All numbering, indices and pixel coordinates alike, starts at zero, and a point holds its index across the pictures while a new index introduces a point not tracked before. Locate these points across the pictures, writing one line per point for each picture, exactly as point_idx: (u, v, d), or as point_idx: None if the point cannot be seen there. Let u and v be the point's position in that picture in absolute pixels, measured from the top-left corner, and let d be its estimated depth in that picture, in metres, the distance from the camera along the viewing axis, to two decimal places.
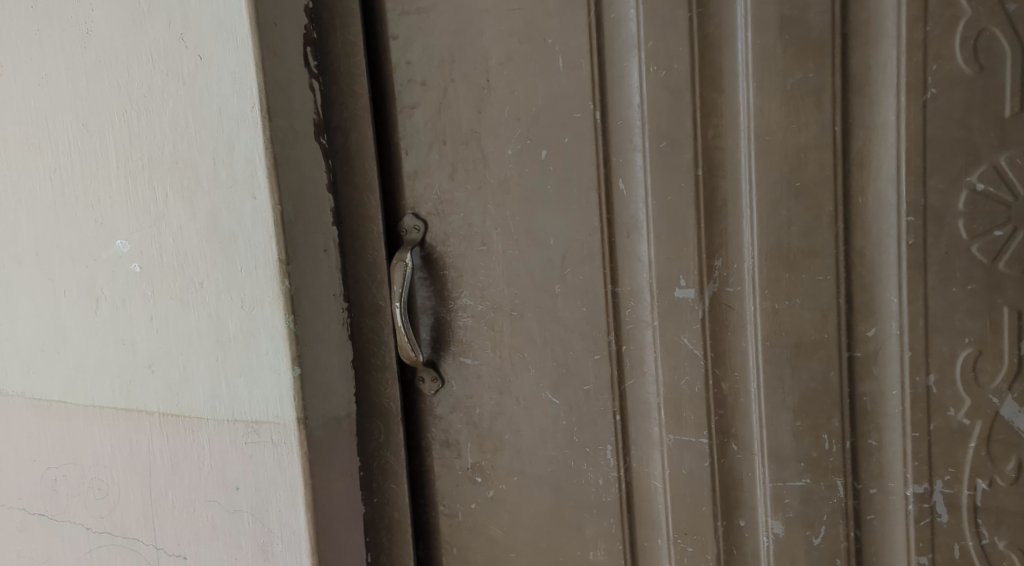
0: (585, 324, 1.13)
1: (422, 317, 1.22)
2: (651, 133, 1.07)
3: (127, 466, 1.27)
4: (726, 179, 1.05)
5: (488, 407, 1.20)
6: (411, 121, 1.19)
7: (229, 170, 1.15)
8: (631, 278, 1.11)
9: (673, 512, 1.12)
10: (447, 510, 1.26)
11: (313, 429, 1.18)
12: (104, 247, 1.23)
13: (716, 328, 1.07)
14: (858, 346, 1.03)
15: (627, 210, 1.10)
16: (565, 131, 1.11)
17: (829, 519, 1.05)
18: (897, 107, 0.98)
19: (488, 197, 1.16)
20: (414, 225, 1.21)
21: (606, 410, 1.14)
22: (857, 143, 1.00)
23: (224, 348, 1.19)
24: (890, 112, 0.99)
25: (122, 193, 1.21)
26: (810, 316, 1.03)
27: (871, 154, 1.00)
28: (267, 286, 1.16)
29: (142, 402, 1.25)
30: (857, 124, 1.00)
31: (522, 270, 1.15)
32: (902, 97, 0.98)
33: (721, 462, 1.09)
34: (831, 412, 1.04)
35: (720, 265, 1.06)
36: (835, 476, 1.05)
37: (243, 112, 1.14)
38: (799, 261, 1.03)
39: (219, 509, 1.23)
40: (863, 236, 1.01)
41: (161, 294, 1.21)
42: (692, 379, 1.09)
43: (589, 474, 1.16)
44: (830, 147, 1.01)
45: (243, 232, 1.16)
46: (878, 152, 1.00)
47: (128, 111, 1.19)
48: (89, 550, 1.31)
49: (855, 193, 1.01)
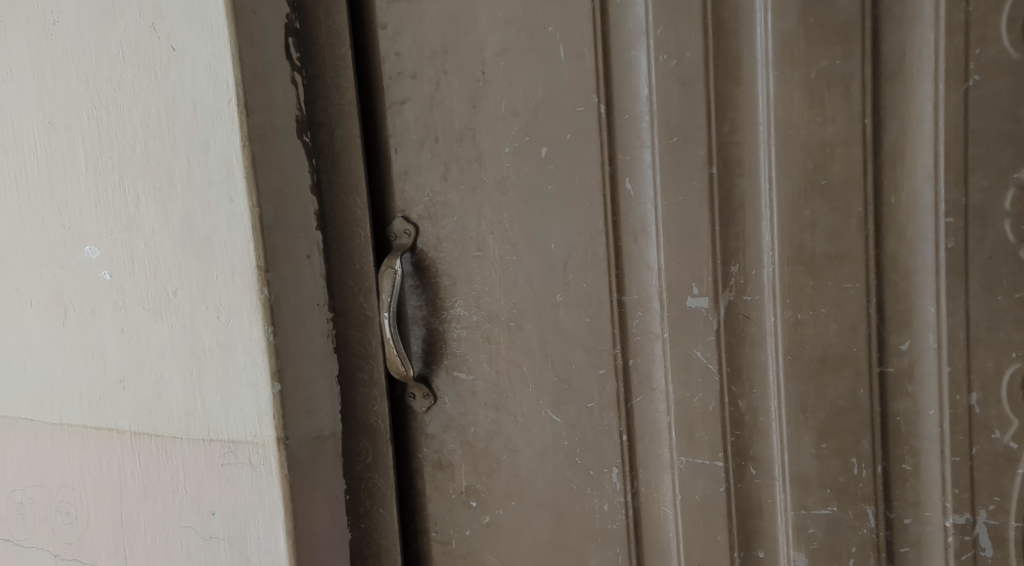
0: (589, 337, 1.04)
1: (412, 328, 1.13)
2: (661, 128, 0.98)
3: (97, 488, 1.19)
4: (743, 178, 0.96)
5: (484, 426, 1.11)
6: (401, 117, 1.10)
7: (204, 170, 1.07)
8: (638, 287, 1.02)
9: (686, 542, 1.03)
10: (439, 537, 1.17)
11: (294, 449, 1.09)
12: (73, 254, 1.15)
13: (733, 341, 0.98)
14: (890, 360, 0.94)
15: (635, 212, 1.01)
16: (567, 126, 1.02)
17: (858, 552, 0.96)
18: (934, 97, 0.90)
19: (484, 199, 1.07)
20: (404, 229, 1.12)
21: (611, 429, 1.05)
22: (888, 138, 0.92)
23: (199, 362, 1.11)
24: (927, 102, 0.90)
25: (91, 197, 1.13)
26: (837, 327, 0.95)
27: (905, 147, 0.92)
28: (245, 295, 1.07)
29: (112, 419, 1.17)
30: (888, 116, 0.92)
31: (520, 278, 1.07)
32: (940, 86, 0.90)
33: (739, 487, 1.00)
34: (860, 434, 0.95)
35: (736, 272, 0.98)
36: (865, 503, 0.96)
37: (218, 107, 1.05)
38: (823, 268, 0.94)
39: (194, 535, 1.15)
40: (895, 239, 0.93)
41: (133, 304, 1.14)
42: (706, 396, 1.00)
43: (593, 499, 1.07)
44: (859, 142, 0.92)
45: (219, 237, 1.08)
46: (912, 148, 0.91)
47: (98, 107, 1.11)
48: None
49: (886, 191, 0.93)
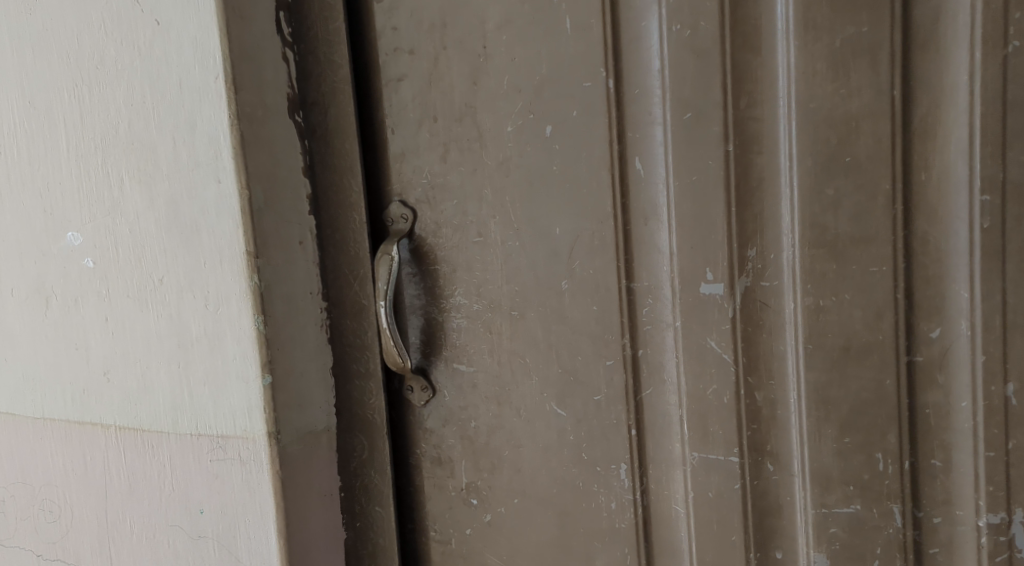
0: (597, 326, 0.99)
1: (410, 318, 1.08)
2: (674, 103, 0.93)
3: (81, 485, 1.14)
4: (762, 155, 0.91)
5: (485, 420, 1.06)
6: (398, 95, 1.05)
7: (190, 151, 1.02)
8: (649, 272, 0.97)
9: (698, 543, 0.98)
10: (439, 536, 1.11)
11: (286, 444, 1.04)
12: (54, 240, 1.10)
13: (749, 329, 0.93)
14: (919, 349, 0.89)
15: (646, 194, 0.96)
16: (573, 103, 0.97)
17: (883, 553, 0.91)
18: (970, 65, 0.85)
19: (485, 181, 1.02)
20: (401, 213, 1.06)
21: (619, 423, 1.00)
22: (917, 112, 0.87)
23: (186, 353, 1.06)
24: (961, 72, 0.85)
25: (73, 180, 1.08)
26: (861, 314, 0.89)
27: (936, 122, 0.86)
28: (234, 282, 1.02)
29: (96, 414, 1.12)
30: (918, 88, 0.86)
31: (523, 265, 1.01)
32: (976, 54, 0.84)
33: (755, 484, 0.95)
34: (885, 428, 0.90)
35: (753, 256, 0.92)
36: (891, 502, 0.91)
37: (205, 84, 1.00)
38: (846, 251, 0.89)
39: (182, 534, 1.10)
40: (925, 219, 0.87)
41: (117, 293, 1.08)
42: (721, 388, 0.95)
43: (601, 497, 1.02)
44: (886, 116, 0.87)
45: (207, 221, 1.02)
46: (945, 122, 0.86)
47: (79, 85, 1.06)
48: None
49: (914, 169, 0.87)
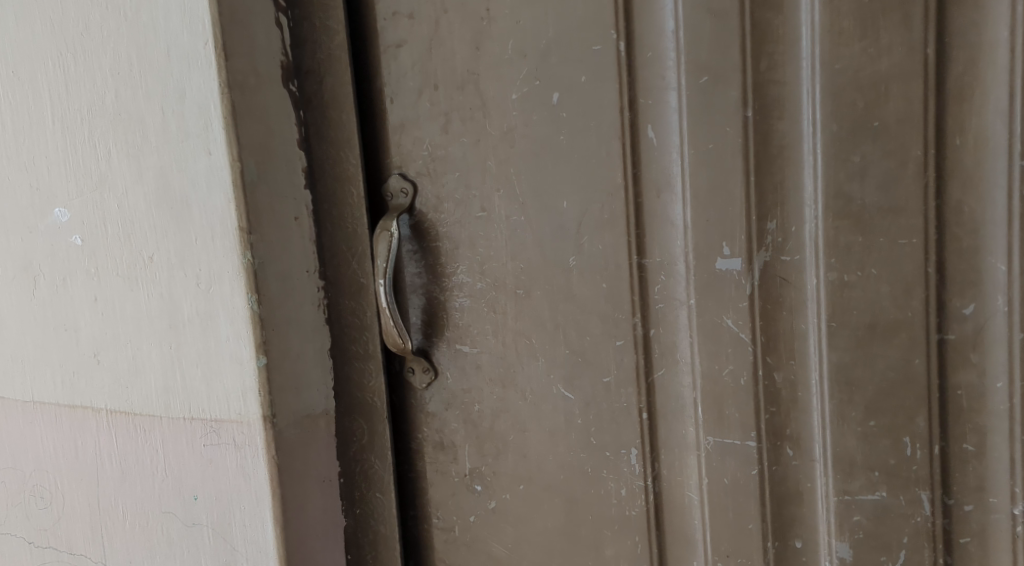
0: (607, 304, 0.94)
1: (411, 298, 1.03)
2: (690, 66, 0.88)
3: (71, 471, 1.10)
4: (783, 121, 0.86)
5: (490, 403, 1.02)
6: (397, 63, 1.00)
7: (180, 122, 0.97)
8: (661, 248, 0.92)
9: (713, 531, 0.93)
10: (441, 524, 1.07)
11: (282, 429, 1.00)
12: (41, 217, 1.05)
13: (768, 307, 0.89)
14: (951, 326, 0.84)
15: (659, 164, 0.91)
16: (582, 68, 0.92)
17: (909, 542, 0.87)
18: (1010, 20, 0.80)
19: (489, 152, 0.97)
20: (401, 187, 1.02)
21: (629, 406, 0.95)
22: (952, 72, 0.82)
23: (178, 334, 1.02)
24: (1001, 27, 0.80)
25: (59, 154, 1.03)
26: (889, 290, 0.85)
27: (971, 83, 0.81)
28: (226, 259, 0.98)
29: (86, 397, 1.07)
30: (953, 46, 0.81)
31: (529, 240, 0.96)
32: (1017, 8, 0.79)
33: (774, 470, 0.91)
34: (914, 410, 0.85)
35: (773, 229, 0.88)
36: (919, 488, 0.86)
37: (195, 50, 0.95)
38: (874, 222, 0.84)
39: (176, 522, 1.05)
40: (959, 188, 0.82)
41: (105, 271, 1.04)
42: (738, 369, 0.90)
43: (610, 483, 0.97)
44: (917, 77, 0.82)
45: (198, 195, 0.98)
46: (982, 82, 0.81)
47: (64, 54, 1.01)
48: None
49: (948, 134, 0.82)
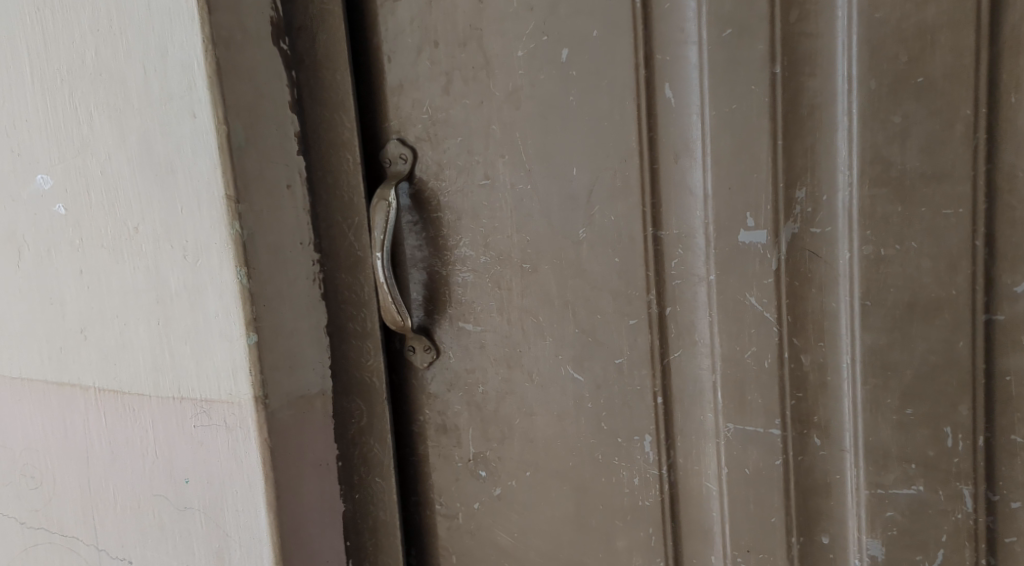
0: (619, 280, 0.87)
1: (412, 272, 0.97)
2: (712, 19, 0.81)
3: (61, 451, 1.04)
4: (815, 79, 0.79)
5: (495, 385, 0.95)
6: (395, 19, 0.93)
7: (163, 82, 0.91)
8: (679, 219, 0.85)
9: (733, 524, 0.87)
10: (444, 511, 1.01)
11: (275, 411, 0.93)
12: (24, 184, 0.99)
13: (795, 283, 0.81)
14: (1001, 305, 0.77)
15: (677, 127, 0.84)
16: (594, 21, 0.84)
17: (949, 541, 0.80)
18: None
19: (493, 115, 0.90)
20: (400, 153, 0.95)
21: (644, 390, 0.88)
22: (1008, 21, 0.74)
23: (166, 309, 0.96)
24: None
25: (39, 117, 0.97)
26: (930, 265, 0.77)
27: None
28: (214, 230, 0.91)
29: (74, 374, 1.02)
30: None
31: (536, 210, 0.90)
32: None
33: (800, 460, 0.84)
34: (956, 397, 0.78)
35: (802, 199, 0.80)
36: (960, 483, 0.79)
37: (177, 4, 0.89)
38: (914, 190, 0.77)
39: (168, 506, 1.00)
40: (1013, 151, 0.75)
41: (90, 242, 0.97)
42: (762, 350, 0.83)
43: (623, 472, 0.91)
44: (967, 27, 0.74)
45: (183, 161, 0.91)
46: None
47: (42, 8, 0.95)
48: (26, 548, 1.10)
49: (1001, 91, 0.74)
